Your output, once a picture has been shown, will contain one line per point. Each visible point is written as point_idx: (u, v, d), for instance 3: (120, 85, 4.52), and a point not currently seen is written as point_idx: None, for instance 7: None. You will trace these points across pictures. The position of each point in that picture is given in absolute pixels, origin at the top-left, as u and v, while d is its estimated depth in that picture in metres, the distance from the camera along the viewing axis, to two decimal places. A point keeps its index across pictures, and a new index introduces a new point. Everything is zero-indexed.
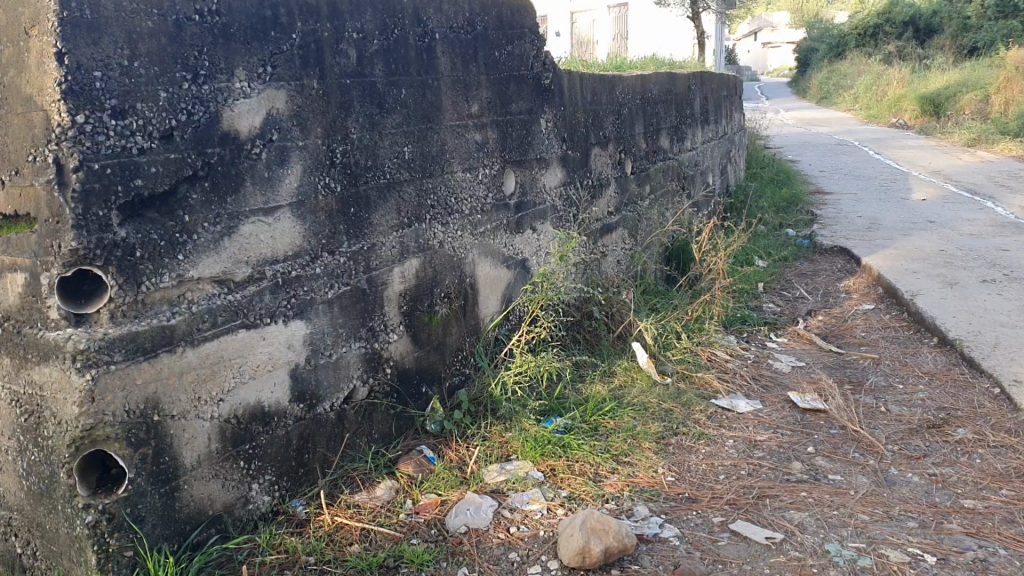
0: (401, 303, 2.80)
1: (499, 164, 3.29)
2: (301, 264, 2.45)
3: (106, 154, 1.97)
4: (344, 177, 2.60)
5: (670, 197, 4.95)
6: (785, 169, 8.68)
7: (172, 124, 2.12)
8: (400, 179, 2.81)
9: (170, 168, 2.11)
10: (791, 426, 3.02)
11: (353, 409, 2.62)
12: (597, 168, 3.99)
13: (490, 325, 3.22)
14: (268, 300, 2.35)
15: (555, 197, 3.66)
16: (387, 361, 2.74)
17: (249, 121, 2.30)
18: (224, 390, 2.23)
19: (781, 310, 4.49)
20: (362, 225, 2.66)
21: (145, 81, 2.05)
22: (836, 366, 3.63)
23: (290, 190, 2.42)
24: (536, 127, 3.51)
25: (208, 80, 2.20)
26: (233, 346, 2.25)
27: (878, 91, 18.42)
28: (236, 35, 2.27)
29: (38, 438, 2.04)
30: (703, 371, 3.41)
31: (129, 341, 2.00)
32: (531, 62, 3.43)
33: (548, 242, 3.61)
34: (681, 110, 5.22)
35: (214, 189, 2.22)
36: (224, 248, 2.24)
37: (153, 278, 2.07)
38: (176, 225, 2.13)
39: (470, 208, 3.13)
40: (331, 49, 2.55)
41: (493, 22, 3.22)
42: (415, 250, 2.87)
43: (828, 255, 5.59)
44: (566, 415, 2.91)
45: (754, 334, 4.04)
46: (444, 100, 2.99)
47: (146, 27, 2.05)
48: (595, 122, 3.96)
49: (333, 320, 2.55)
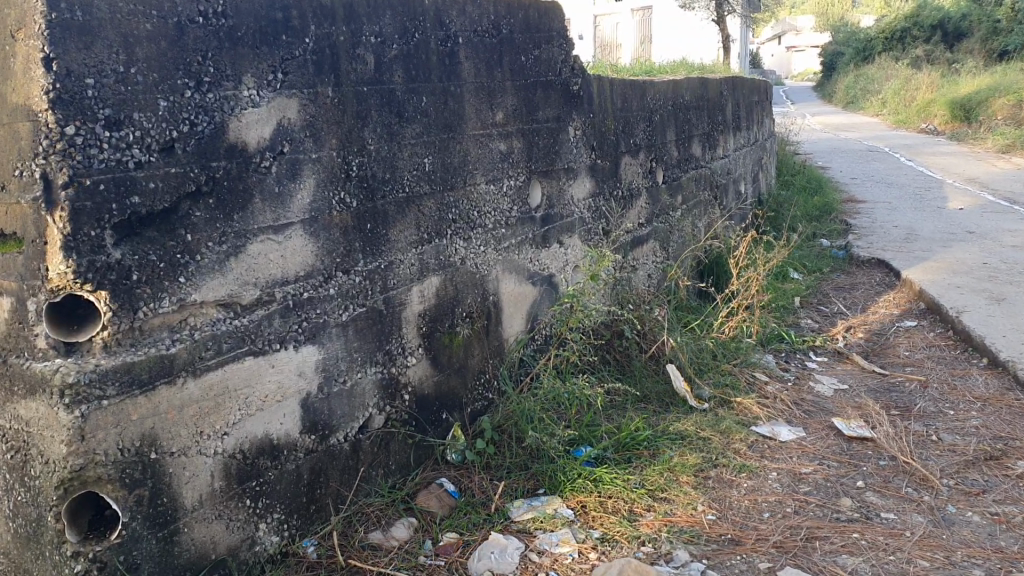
0: (421, 325, 2.63)
1: (525, 175, 3.11)
2: (313, 285, 2.28)
3: (99, 169, 1.81)
4: (360, 192, 2.43)
5: (702, 207, 4.75)
6: (816, 176, 8.45)
7: (173, 135, 1.95)
8: (420, 192, 2.64)
9: (169, 183, 1.95)
10: (837, 456, 2.80)
11: (369, 439, 2.45)
12: (627, 178, 3.80)
13: (516, 346, 3.04)
14: (277, 325, 2.18)
15: (584, 209, 3.47)
16: (405, 387, 2.56)
17: (258, 132, 2.14)
18: (229, 423, 2.06)
19: (819, 326, 4.28)
20: (379, 242, 2.49)
21: (144, 89, 1.89)
22: (881, 389, 3.40)
23: (302, 207, 2.25)
24: (564, 135, 3.32)
25: (213, 87, 2.03)
26: (240, 375, 2.08)
27: (908, 95, 18.08)
28: (244, 39, 2.10)
29: (24, 478, 1.88)
30: (741, 395, 3.21)
31: (124, 373, 1.83)
32: (558, 67, 3.26)
33: (576, 257, 3.43)
34: (714, 116, 5.02)
35: (219, 206, 2.05)
36: (229, 269, 2.07)
37: (152, 303, 1.91)
38: (177, 245, 1.97)
39: (493, 222, 2.95)
40: (347, 55, 2.38)
41: (520, 25, 3.04)
42: (435, 268, 2.69)
43: (865, 267, 5.36)
44: (596, 445, 2.71)
45: (792, 352, 3.84)
46: (467, 107, 2.82)
47: (144, 30, 1.88)
48: (625, 129, 3.77)
49: (348, 344, 2.38)
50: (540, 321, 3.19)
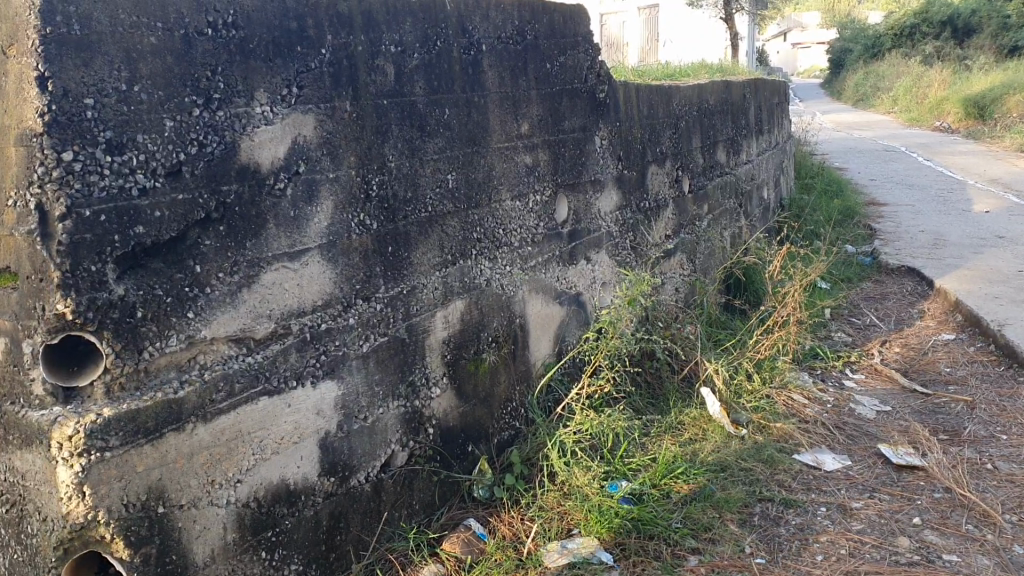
0: (445, 352, 2.47)
1: (551, 189, 2.94)
2: (331, 315, 2.12)
3: (101, 197, 1.65)
4: (380, 213, 2.27)
5: (728, 216, 4.58)
6: (835, 178, 8.26)
7: (181, 158, 1.80)
8: (443, 211, 2.48)
9: (176, 210, 1.79)
10: (888, 488, 2.63)
11: (392, 478, 2.29)
12: (653, 188, 3.63)
13: (543, 371, 2.87)
14: (294, 360, 2.02)
15: (612, 223, 3.31)
16: (429, 421, 2.40)
17: (272, 152, 1.98)
18: (242, 469, 1.90)
19: (853, 340, 4.10)
20: (401, 265, 2.33)
21: (148, 108, 1.73)
22: (927, 411, 3.23)
23: (320, 231, 2.10)
24: (590, 146, 3.16)
25: (224, 105, 1.88)
26: (254, 416, 1.92)
27: (919, 93, 17.84)
28: (256, 51, 1.95)
29: (21, 534, 1.73)
30: (781, 420, 3.03)
31: (129, 422, 1.67)
32: (584, 74, 3.09)
33: (604, 273, 3.26)
34: (738, 120, 4.85)
35: (230, 233, 1.90)
36: (242, 301, 1.92)
37: (157, 342, 1.76)
38: (185, 277, 1.81)
39: (519, 240, 2.79)
40: (366, 66, 2.22)
41: (545, 31, 2.88)
42: (459, 291, 2.53)
43: (895, 274, 5.18)
44: (633, 479, 2.55)
45: (827, 370, 3.67)
46: (491, 119, 2.65)
47: (148, 43, 1.73)
48: (652, 137, 3.60)
49: (368, 377, 2.22)
50: (568, 343, 3.03)
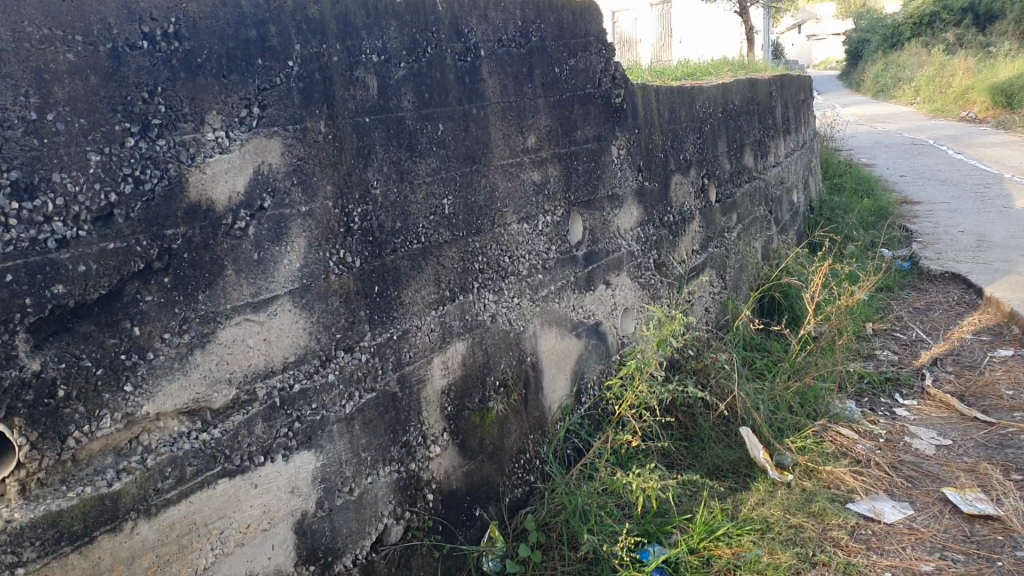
0: (445, 404, 2.15)
1: (563, 208, 2.62)
2: (306, 372, 1.81)
3: (7, 253, 1.34)
4: (364, 248, 1.95)
5: (758, 225, 4.24)
6: (865, 175, 7.89)
7: (111, 199, 1.48)
8: (439, 241, 2.16)
9: (106, 263, 1.48)
10: (961, 546, 2.29)
11: (384, 558, 1.98)
12: (678, 200, 3.30)
13: (561, 415, 2.55)
14: (260, 432, 1.71)
15: (632, 241, 2.97)
16: (428, 485, 2.09)
17: (228, 186, 1.66)
18: (199, 569, 1.60)
19: (899, 359, 3.75)
20: (390, 307, 2.01)
21: (66, 141, 1.42)
22: (994, 444, 2.87)
23: (290, 274, 1.78)
24: (607, 157, 2.83)
25: (165, 132, 1.56)
26: (212, 504, 1.62)
27: (943, 81, 17.35)
28: (206, 66, 1.63)
29: None
30: (832, 462, 2.69)
31: (49, 528, 1.38)
32: (598, 77, 2.76)
33: (626, 298, 2.93)
34: (764, 121, 4.51)
35: (177, 285, 1.58)
36: (194, 366, 1.60)
37: (86, 424, 1.45)
38: (120, 342, 1.50)
39: (528, 267, 2.46)
40: (343, 78, 1.90)
41: (552, 31, 2.55)
42: (460, 332, 2.21)
43: (937, 281, 4.82)
44: (668, 546, 2.22)
45: (875, 397, 3.32)
46: (493, 133, 2.33)
47: (65, 61, 1.42)
48: (674, 144, 3.27)
49: (353, 441, 1.90)
50: (587, 380, 2.70)
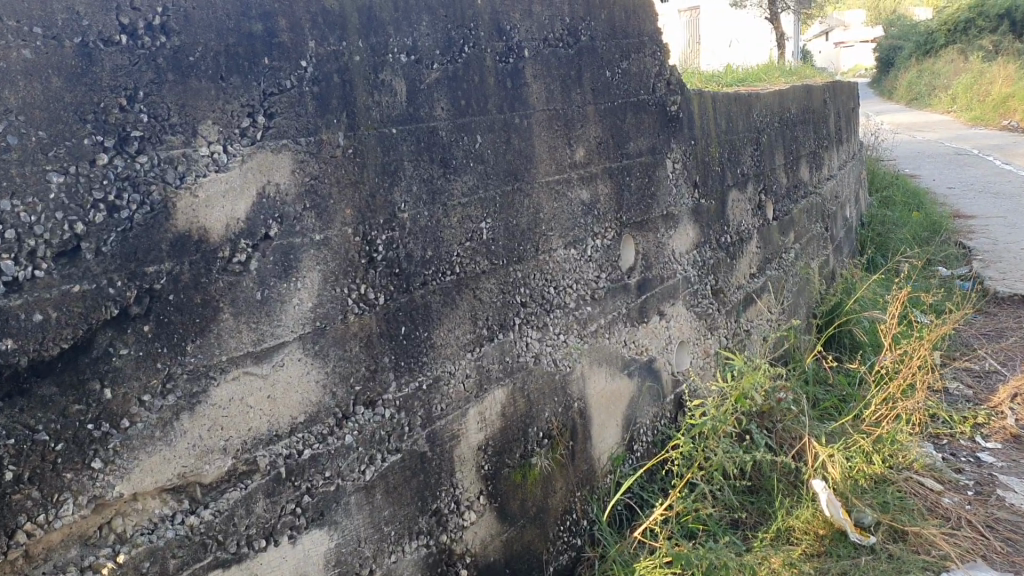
0: (481, 463, 1.85)
1: (614, 231, 2.31)
2: (318, 434, 1.52)
3: None
4: (390, 282, 1.65)
5: (815, 245, 3.91)
6: (913, 187, 7.52)
7: (78, 230, 1.19)
8: (476, 271, 1.86)
9: (70, 310, 1.18)
10: None
11: None
12: (735, 219, 2.98)
13: (610, 468, 2.24)
14: (261, 511, 1.42)
15: (689, 265, 2.66)
16: (462, 559, 1.79)
17: (225, 212, 1.37)
18: None
19: (975, 394, 3.41)
20: (418, 351, 1.71)
21: (21, 159, 1.13)
22: None
23: (300, 316, 1.48)
24: (661, 172, 2.51)
25: (148, 146, 1.27)
26: None
27: (982, 89, 16.87)
28: (200, 66, 1.33)
29: None
30: (919, 521, 2.37)
31: None
32: (652, 82, 2.46)
33: (681, 330, 2.61)
34: (819, 131, 4.17)
35: (159, 334, 1.28)
36: (180, 434, 1.31)
37: (39, 513, 1.15)
38: (87, 408, 1.20)
39: (575, 298, 2.15)
40: (366, 82, 1.60)
41: (603, 29, 2.25)
42: (499, 376, 1.91)
43: (1005, 304, 4.46)
44: None
45: (955, 439, 2.99)
46: (538, 145, 2.02)
47: (20, 58, 1.13)
48: (731, 157, 2.96)
49: (373, 513, 1.60)
50: (638, 425, 2.39)
